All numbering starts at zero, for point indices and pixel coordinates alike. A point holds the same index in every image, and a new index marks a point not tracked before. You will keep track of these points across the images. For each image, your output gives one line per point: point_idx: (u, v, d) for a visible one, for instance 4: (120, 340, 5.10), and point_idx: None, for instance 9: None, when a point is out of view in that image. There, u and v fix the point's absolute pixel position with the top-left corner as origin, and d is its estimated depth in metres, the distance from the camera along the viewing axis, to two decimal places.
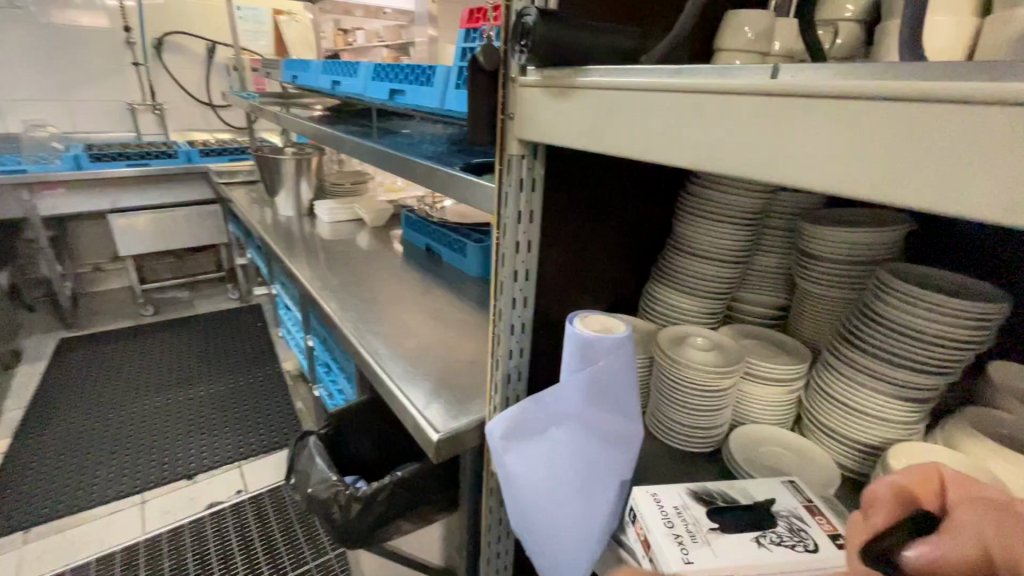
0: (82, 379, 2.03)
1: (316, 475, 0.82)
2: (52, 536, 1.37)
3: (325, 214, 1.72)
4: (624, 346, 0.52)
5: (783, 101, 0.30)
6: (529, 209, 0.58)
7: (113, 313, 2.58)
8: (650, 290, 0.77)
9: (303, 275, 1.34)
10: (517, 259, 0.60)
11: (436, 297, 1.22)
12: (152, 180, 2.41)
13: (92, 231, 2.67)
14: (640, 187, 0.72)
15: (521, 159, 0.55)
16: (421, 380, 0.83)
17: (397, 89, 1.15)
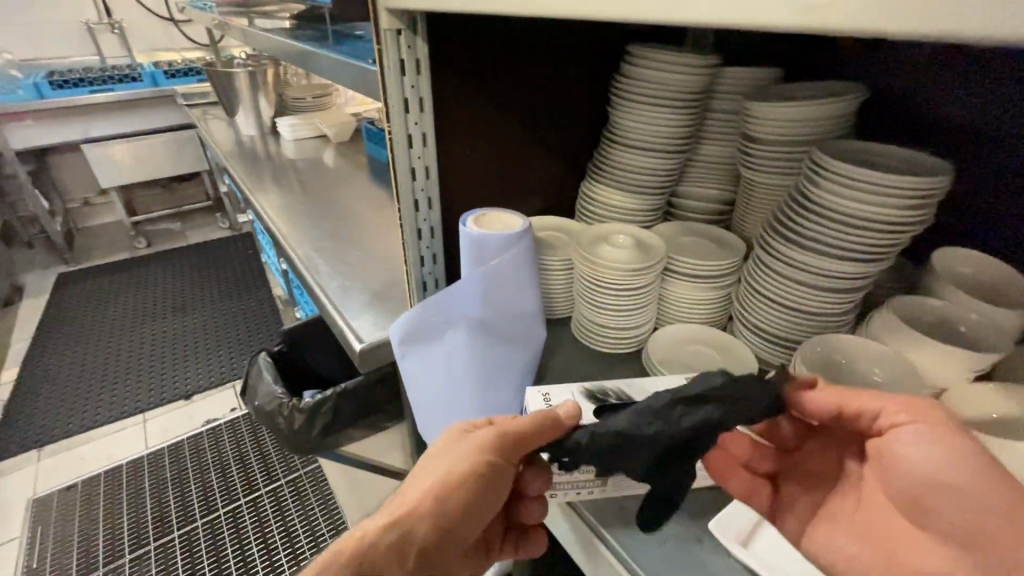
0: (80, 311, 2.10)
1: (263, 390, 0.84)
2: (64, 453, 1.48)
3: (288, 131, 1.65)
4: (517, 242, 0.49)
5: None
6: (418, 96, 0.52)
7: (108, 246, 2.61)
8: (586, 188, 0.71)
9: (261, 196, 1.30)
10: (414, 155, 0.54)
11: (394, 212, 1.19)
12: (121, 107, 2.31)
13: (73, 164, 2.64)
14: (564, 69, 0.64)
15: (397, 34, 0.48)
16: (357, 294, 0.82)
17: None
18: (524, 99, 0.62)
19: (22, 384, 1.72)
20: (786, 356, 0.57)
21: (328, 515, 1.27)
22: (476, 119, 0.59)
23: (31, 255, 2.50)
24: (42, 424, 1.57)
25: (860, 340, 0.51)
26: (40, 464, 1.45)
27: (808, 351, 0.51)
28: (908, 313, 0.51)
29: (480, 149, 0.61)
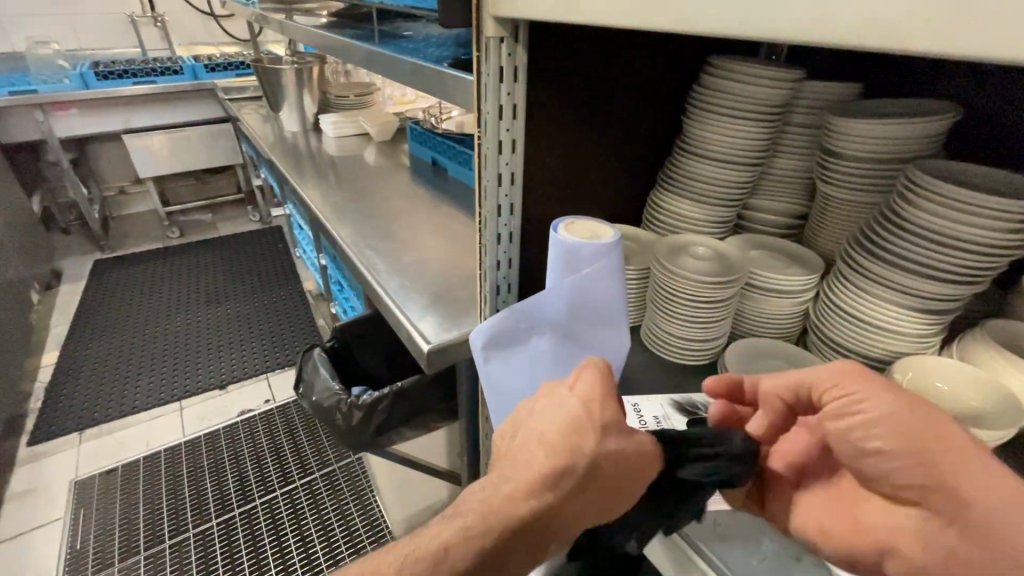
0: (116, 299, 2.13)
1: (321, 384, 0.85)
2: (104, 437, 1.51)
3: (331, 129, 1.67)
4: (611, 251, 0.49)
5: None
6: (512, 104, 0.53)
7: (142, 236, 2.66)
8: (656, 197, 0.71)
9: (308, 192, 1.31)
10: (501, 161, 0.55)
11: (441, 213, 1.19)
12: (162, 99, 2.36)
13: (112, 154, 2.69)
14: (646, 79, 0.64)
15: (500, 42, 0.48)
16: (417, 295, 0.83)
17: None
18: (605, 107, 0.62)
19: (62, 368, 1.76)
20: None
21: (362, 511, 1.29)
22: (559, 126, 0.59)
23: (69, 241, 2.56)
24: (83, 407, 1.61)
25: (954, 362, 0.50)
26: (82, 447, 1.48)
27: (900, 372, 0.50)
28: (1001, 338, 0.51)
29: (561, 155, 0.61)
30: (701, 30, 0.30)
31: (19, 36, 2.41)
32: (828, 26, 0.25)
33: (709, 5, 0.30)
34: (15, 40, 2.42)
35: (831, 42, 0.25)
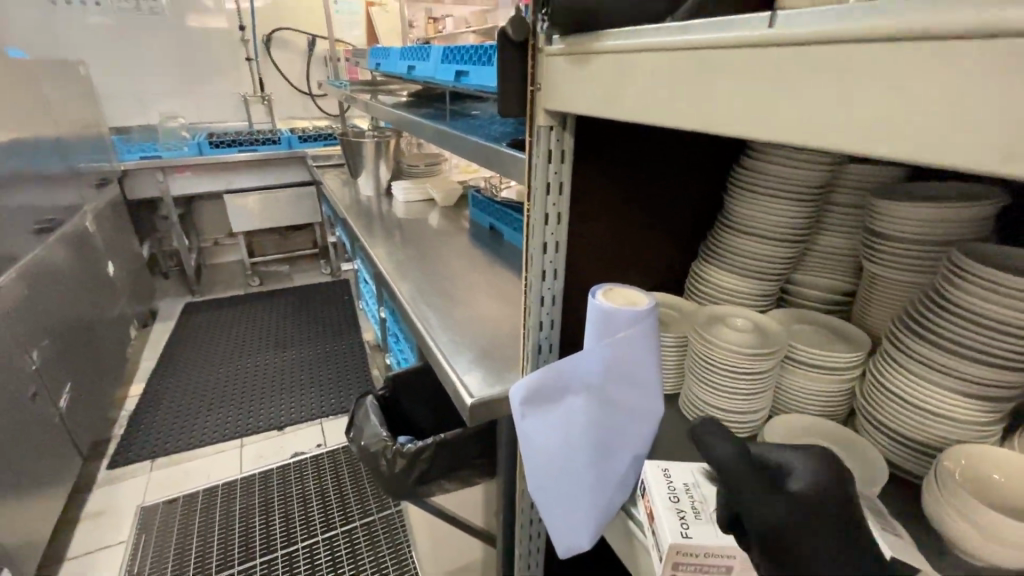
0: (198, 338, 2.35)
1: (370, 431, 0.90)
2: (171, 467, 1.63)
3: (401, 194, 1.84)
4: (646, 319, 0.52)
5: (799, 47, 0.28)
6: (559, 182, 0.59)
7: (227, 283, 2.94)
8: (698, 268, 0.74)
9: (375, 249, 1.43)
10: (547, 231, 0.61)
11: (494, 274, 1.27)
12: (260, 165, 2.68)
13: (212, 209, 3.06)
14: (687, 161, 0.69)
15: (549, 130, 0.55)
16: (465, 350, 0.88)
17: (462, 71, 1.21)
18: (646, 185, 0.67)
19: (145, 399, 1.93)
20: (914, 457, 0.55)
21: (397, 564, 1.29)
22: (602, 202, 0.64)
23: (166, 285, 2.88)
24: (157, 437, 1.74)
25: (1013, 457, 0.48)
26: (152, 474, 1.60)
27: (950, 459, 0.48)
28: None
29: (604, 226, 0.66)
30: (713, 130, 0.34)
31: (154, 112, 2.87)
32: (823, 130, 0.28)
33: (715, 107, 0.34)
34: (151, 115, 2.88)
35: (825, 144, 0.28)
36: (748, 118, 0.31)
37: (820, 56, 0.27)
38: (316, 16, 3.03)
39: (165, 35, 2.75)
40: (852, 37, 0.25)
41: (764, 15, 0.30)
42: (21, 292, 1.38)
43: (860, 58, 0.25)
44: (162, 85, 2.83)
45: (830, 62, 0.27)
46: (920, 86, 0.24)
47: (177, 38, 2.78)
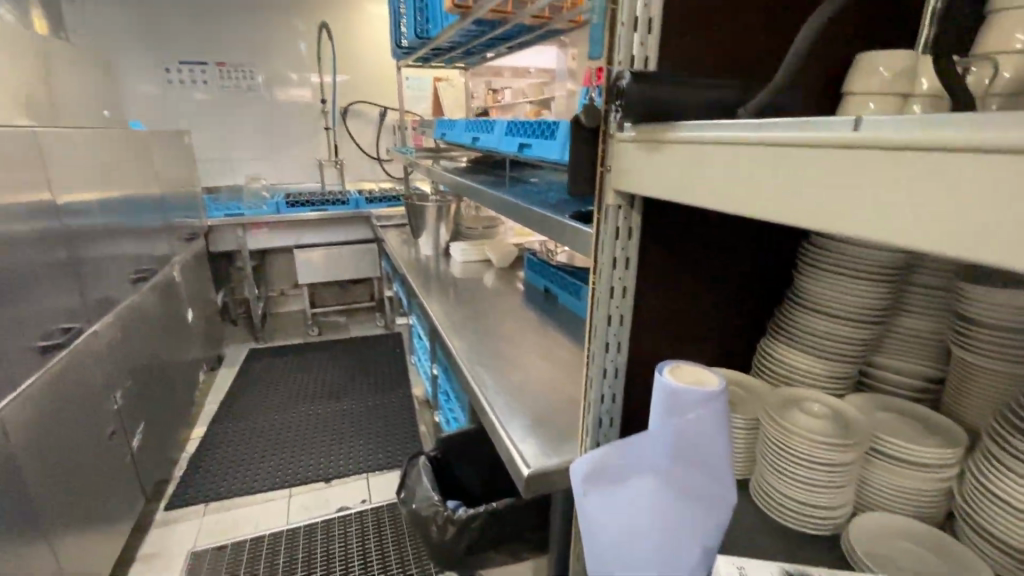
0: (258, 385, 2.45)
1: (421, 493, 0.90)
2: (222, 513, 1.66)
3: (458, 254, 1.91)
4: (715, 401, 0.50)
5: (886, 151, 0.28)
6: (625, 257, 0.60)
7: (289, 332, 3.09)
8: (765, 345, 0.72)
9: (432, 307, 1.48)
10: (612, 304, 0.61)
11: (548, 337, 1.27)
12: (329, 223, 2.88)
13: (282, 262, 3.28)
14: (752, 239, 0.69)
15: (617, 209, 0.57)
16: (521, 415, 0.87)
17: (525, 143, 1.28)
18: (711, 261, 0.67)
19: (205, 442, 2.02)
20: None
21: None
22: (667, 277, 0.65)
23: (235, 331, 3.06)
24: (213, 481, 1.79)
25: None
26: (204, 518, 1.63)
27: None
28: None
29: (668, 301, 0.66)
30: (792, 223, 0.34)
31: (241, 174, 3.19)
32: (914, 232, 0.28)
33: (793, 199, 0.34)
34: (238, 177, 3.19)
35: (915, 249, 0.27)
36: (828, 214, 0.32)
37: (910, 162, 0.27)
38: (389, 91, 3.33)
39: (258, 108, 3.09)
40: (947, 147, 0.25)
41: (847, 118, 0.30)
42: (114, 334, 1.51)
43: (948, 165, 0.25)
44: (250, 151, 3.15)
45: (914, 166, 0.27)
46: (1012, 197, 0.23)
47: (268, 110, 3.12)
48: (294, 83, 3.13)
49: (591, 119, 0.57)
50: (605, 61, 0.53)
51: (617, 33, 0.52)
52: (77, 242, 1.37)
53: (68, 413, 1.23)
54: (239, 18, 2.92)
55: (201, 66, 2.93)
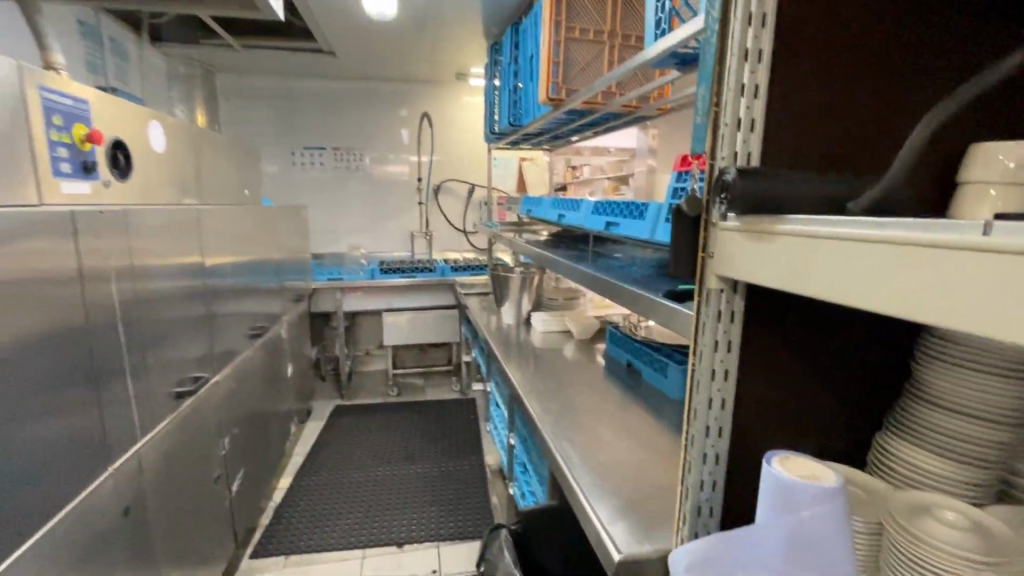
0: (341, 441, 2.56)
1: (503, 569, 0.88)
2: (300, 567, 1.70)
3: (540, 324, 1.96)
4: (834, 500, 0.47)
5: (1023, 257, 0.29)
6: (728, 340, 0.61)
7: (371, 391, 3.24)
8: (883, 440, 0.66)
9: (515, 376, 1.51)
10: (713, 387, 0.61)
11: (633, 414, 1.24)
12: (416, 289, 3.07)
13: (370, 324, 3.51)
14: (863, 324, 0.67)
15: (720, 293, 0.59)
16: (609, 496, 0.86)
17: (612, 221, 1.34)
18: (819, 346, 0.65)
19: (291, 493, 2.11)
20: None
21: None
22: (771, 361, 0.64)
23: (323, 387, 3.26)
24: (294, 534, 1.86)
25: None
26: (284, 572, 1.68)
27: None
28: None
29: (773, 386, 0.64)
30: (918, 318, 0.35)
31: (343, 242, 3.53)
32: None
33: (922, 299, 0.35)
34: (340, 245, 3.54)
35: None
36: (963, 316, 0.32)
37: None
38: (478, 170, 3.61)
39: (363, 186, 3.47)
40: None
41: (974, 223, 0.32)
42: (231, 384, 1.68)
43: None
44: (353, 222, 3.51)
45: None
46: None
47: (371, 188, 3.48)
48: (395, 164, 3.49)
49: (693, 208, 0.60)
50: (709, 156, 0.58)
51: (720, 131, 0.57)
52: (214, 300, 1.58)
53: (187, 453, 1.36)
54: (355, 111, 3.38)
55: (320, 151, 3.38)
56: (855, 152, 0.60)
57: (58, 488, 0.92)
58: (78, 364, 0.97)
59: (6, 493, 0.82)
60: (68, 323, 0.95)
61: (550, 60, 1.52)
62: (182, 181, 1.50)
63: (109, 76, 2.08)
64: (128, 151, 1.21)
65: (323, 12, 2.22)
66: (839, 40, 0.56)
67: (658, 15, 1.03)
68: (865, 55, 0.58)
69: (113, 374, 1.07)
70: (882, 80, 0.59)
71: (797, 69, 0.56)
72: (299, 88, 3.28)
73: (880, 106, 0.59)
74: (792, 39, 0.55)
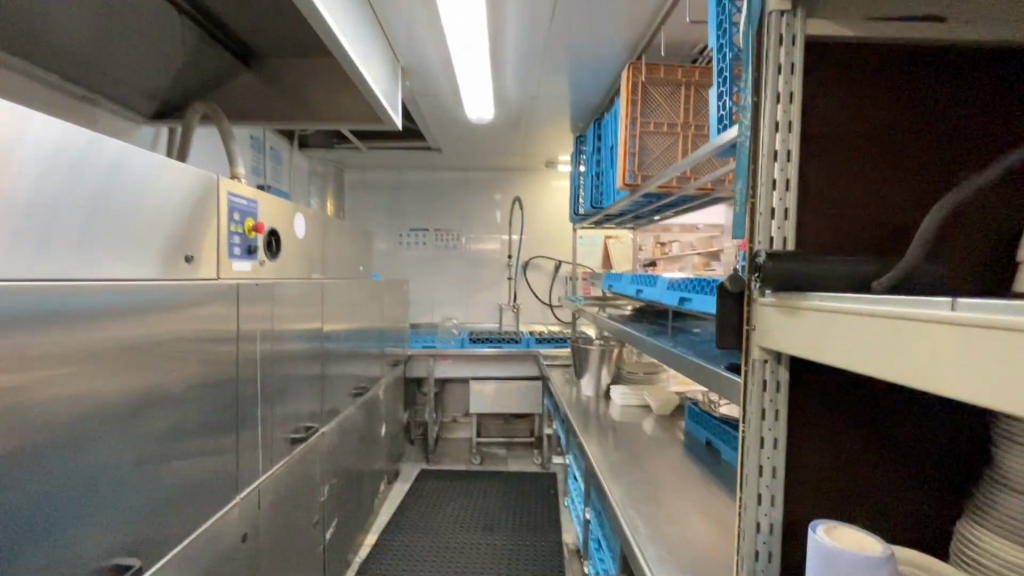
0: (423, 504, 2.65)
1: None
2: None
3: (619, 398, 1.98)
4: (880, 569, 0.48)
5: (975, 328, 0.35)
6: (775, 409, 0.64)
7: (455, 457, 3.33)
8: (966, 528, 0.63)
9: (590, 447, 1.53)
10: (763, 455, 0.64)
11: (710, 493, 1.21)
12: (502, 359, 3.21)
13: (458, 391, 3.68)
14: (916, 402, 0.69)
15: (764, 363, 0.64)
16: (672, 568, 0.86)
17: (686, 297, 1.39)
18: (868, 418, 0.68)
19: (375, 551, 2.21)
20: None
21: None
22: (818, 430, 0.68)
23: (411, 450, 3.42)
24: None
25: None
26: None
27: None
28: None
29: (822, 455, 0.68)
30: (908, 383, 0.39)
31: (438, 313, 3.83)
32: (1006, 397, 0.32)
33: (908, 364, 0.40)
34: (435, 316, 3.83)
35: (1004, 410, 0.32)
36: (935, 378, 0.37)
37: (992, 335, 0.33)
38: (565, 247, 3.81)
39: (458, 262, 3.80)
40: (1015, 327, 0.32)
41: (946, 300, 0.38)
42: (334, 437, 1.88)
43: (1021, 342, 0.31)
44: (448, 295, 3.81)
45: (998, 341, 0.33)
46: None
47: (466, 264, 3.80)
48: (488, 243, 3.80)
49: (737, 285, 0.66)
50: (747, 240, 0.65)
51: (756, 219, 0.64)
52: (328, 360, 1.82)
53: (295, 496, 1.54)
54: (455, 197, 3.79)
55: (424, 232, 3.79)
56: (885, 233, 0.67)
57: (202, 514, 1.11)
58: (227, 407, 1.20)
59: (171, 513, 1.01)
60: (224, 373, 1.18)
61: (627, 151, 1.67)
62: (313, 259, 1.81)
63: (267, 176, 2.60)
64: (279, 236, 1.52)
65: (433, 118, 2.63)
66: (849, 144, 0.66)
67: (721, 111, 1.13)
68: (876, 157, 0.67)
69: (249, 418, 1.29)
70: (898, 177, 0.67)
71: (814, 169, 0.66)
72: (410, 179, 3.78)
73: (911, 192, 0.66)
74: (816, 137, 0.66)
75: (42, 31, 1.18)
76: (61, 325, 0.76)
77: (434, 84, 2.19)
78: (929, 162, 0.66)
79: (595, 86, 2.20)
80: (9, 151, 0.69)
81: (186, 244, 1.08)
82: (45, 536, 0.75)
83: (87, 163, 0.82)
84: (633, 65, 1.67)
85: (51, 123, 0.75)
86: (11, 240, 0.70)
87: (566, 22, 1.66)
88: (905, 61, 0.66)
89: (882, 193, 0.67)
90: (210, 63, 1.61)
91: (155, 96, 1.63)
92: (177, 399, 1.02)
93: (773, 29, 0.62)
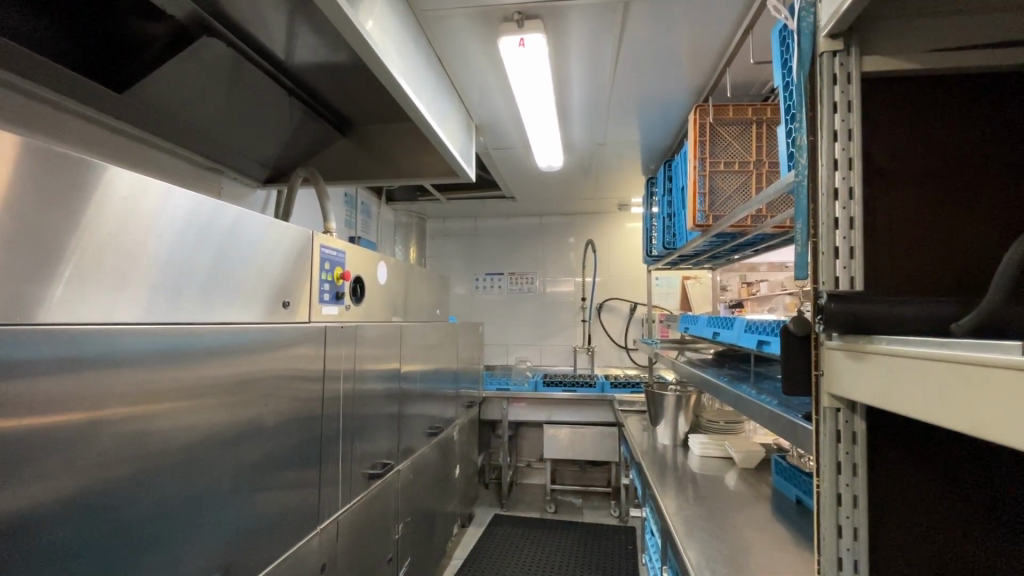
0: (495, 549, 2.62)
1: None
2: None
3: (697, 448, 1.87)
4: None
5: None
6: (853, 462, 0.59)
7: (529, 504, 3.27)
8: None
9: (665, 500, 1.46)
10: (842, 513, 0.59)
11: (800, 558, 1.09)
12: (577, 403, 3.15)
13: (533, 436, 3.66)
14: (1017, 454, 0.63)
15: (836, 412, 0.60)
16: None
17: (765, 340, 1.31)
18: (957, 472, 0.62)
19: None
20: None
21: None
22: (903, 488, 0.62)
23: (485, 494, 3.41)
24: None
25: None
26: None
27: None
28: None
29: (912, 515, 0.61)
30: (987, 437, 0.36)
31: (512, 355, 3.87)
32: None
33: (982, 412, 0.37)
34: (509, 357, 3.88)
35: None
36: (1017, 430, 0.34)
37: None
38: (640, 289, 3.74)
39: (532, 304, 3.85)
40: None
41: (1013, 342, 0.36)
42: (410, 475, 1.95)
43: None
44: (522, 337, 3.86)
45: None
46: None
47: (540, 306, 3.84)
48: (562, 285, 3.83)
49: (800, 328, 0.64)
50: (812, 280, 0.63)
51: (820, 259, 0.63)
52: (404, 400, 1.91)
53: (371, 531, 1.60)
54: (529, 242, 3.89)
55: (499, 277, 3.91)
56: (958, 268, 0.63)
57: (289, 540, 1.19)
58: (314, 442, 1.30)
59: (265, 536, 1.11)
60: (311, 408, 1.29)
61: (697, 191, 1.64)
62: (394, 304, 1.94)
63: (357, 228, 2.85)
64: (364, 282, 1.66)
65: (506, 169, 2.77)
66: (909, 180, 0.64)
67: (789, 148, 1.11)
68: (939, 191, 0.64)
69: (332, 452, 1.39)
70: (965, 210, 0.63)
71: (876, 206, 0.64)
72: (486, 226, 3.97)
73: (995, 222, 0.63)
74: (884, 172, 0.64)
75: (184, 117, 1.44)
76: (182, 363, 0.89)
77: (506, 138, 2.32)
78: (1012, 190, 0.63)
79: (662, 130, 2.22)
80: (155, 220, 0.84)
81: (284, 291, 1.22)
82: (159, 548, 0.84)
83: (211, 227, 0.97)
84: (699, 108, 1.67)
85: (186, 197, 0.91)
86: (149, 294, 0.84)
87: (630, 72, 1.71)
88: (963, 88, 0.65)
89: (960, 224, 0.63)
90: (311, 132, 1.85)
91: (267, 164, 1.89)
92: (272, 433, 1.14)
93: (826, 70, 0.62)
